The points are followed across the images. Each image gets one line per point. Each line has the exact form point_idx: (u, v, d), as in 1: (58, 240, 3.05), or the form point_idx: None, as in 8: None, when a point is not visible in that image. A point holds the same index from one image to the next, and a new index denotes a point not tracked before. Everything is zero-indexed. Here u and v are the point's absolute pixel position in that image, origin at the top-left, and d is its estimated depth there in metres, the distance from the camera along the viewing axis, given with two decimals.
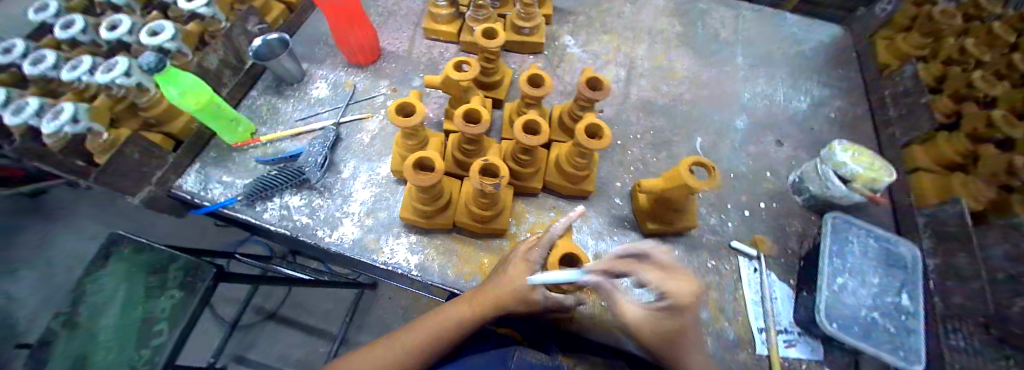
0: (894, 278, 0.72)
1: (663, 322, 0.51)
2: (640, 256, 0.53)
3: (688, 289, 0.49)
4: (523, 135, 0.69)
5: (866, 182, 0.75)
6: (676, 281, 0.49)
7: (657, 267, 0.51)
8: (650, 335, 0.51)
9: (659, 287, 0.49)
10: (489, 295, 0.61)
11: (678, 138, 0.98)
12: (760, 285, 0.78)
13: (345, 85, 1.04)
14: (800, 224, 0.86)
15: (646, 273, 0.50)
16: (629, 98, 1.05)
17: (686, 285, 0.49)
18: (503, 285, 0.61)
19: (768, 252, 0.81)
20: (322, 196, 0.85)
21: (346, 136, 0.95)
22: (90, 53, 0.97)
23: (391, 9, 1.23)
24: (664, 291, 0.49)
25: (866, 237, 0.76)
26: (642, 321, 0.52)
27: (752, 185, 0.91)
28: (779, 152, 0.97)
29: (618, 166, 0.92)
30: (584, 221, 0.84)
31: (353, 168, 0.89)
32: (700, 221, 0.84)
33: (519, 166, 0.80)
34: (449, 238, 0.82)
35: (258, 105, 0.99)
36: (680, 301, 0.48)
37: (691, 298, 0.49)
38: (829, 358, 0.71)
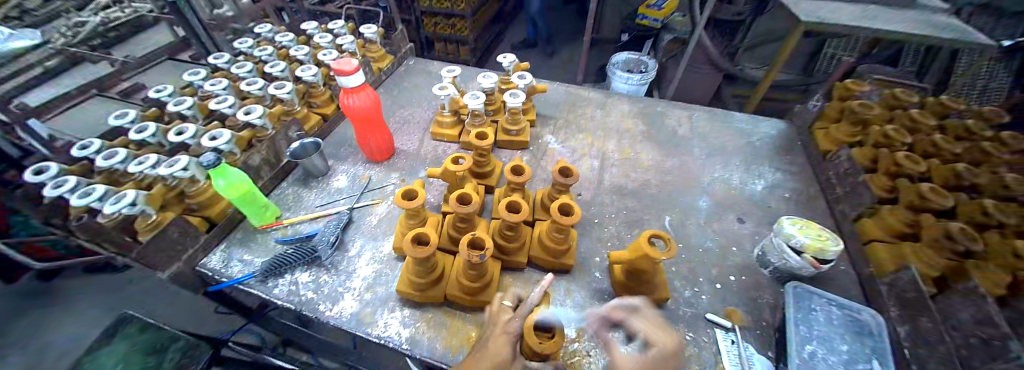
0: (862, 346, 0.76)
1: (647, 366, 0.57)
2: (632, 310, 0.68)
3: (665, 334, 0.62)
4: (506, 213, 0.83)
5: (816, 252, 0.84)
6: (660, 333, 0.62)
7: (649, 318, 0.65)
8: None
9: (646, 331, 0.63)
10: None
11: (649, 217, 1.10)
12: (739, 358, 0.79)
13: (361, 178, 1.20)
14: (770, 295, 0.91)
15: (639, 321, 0.64)
16: (603, 183, 1.20)
17: (669, 336, 0.62)
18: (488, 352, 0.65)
19: (742, 323, 0.85)
20: (329, 273, 0.93)
21: (357, 219, 1.07)
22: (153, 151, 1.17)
23: (405, 116, 1.49)
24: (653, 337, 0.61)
25: (828, 306, 0.82)
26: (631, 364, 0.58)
27: (720, 258, 0.99)
28: (743, 229, 1.07)
29: (596, 242, 1.02)
30: (568, 295, 0.91)
31: (360, 247, 1.00)
32: (675, 293, 0.91)
33: (505, 241, 0.91)
34: (442, 311, 0.88)
35: (286, 193, 1.14)
36: (665, 342, 0.61)
37: (673, 346, 0.60)
38: None
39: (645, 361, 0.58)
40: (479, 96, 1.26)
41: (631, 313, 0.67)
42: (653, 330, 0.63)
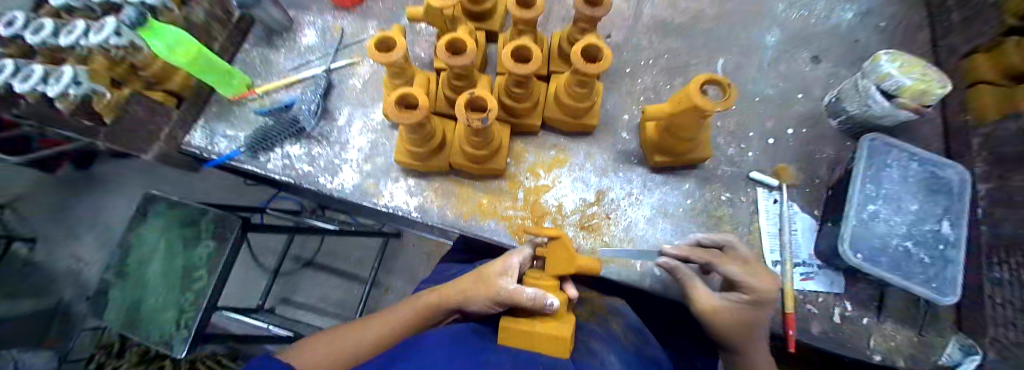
0: (936, 205, 0.66)
1: (737, 314, 0.54)
2: (727, 249, 0.60)
3: (768, 284, 0.54)
4: (511, 62, 0.64)
5: (915, 95, 0.63)
6: (760, 279, 0.54)
7: (739, 263, 0.56)
8: (729, 331, 0.55)
9: (740, 280, 0.54)
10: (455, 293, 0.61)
11: (696, 61, 0.87)
12: (779, 217, 0.72)
13: (335, 31, 0.98)
14: (832, 151, 0.77)
15: (734, 269, 0.55)
16: (642, 19, 0.92)
17: (768, 280, 0.54)
18: (473, 277, 0.60)
19: (792, 181, 0.74)
20: (320, 145, 0.84)
21: (339, 81, 0.91)
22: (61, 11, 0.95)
23: None
24: (755, 287, 0.53)
25: (906, 161, 0.69)
26: (719, 312, 0.55)
27: (780, 109, 0.81)
28: (816, 71, 0.85)
29: (626, 97, 0.85)
30: (588, 159, 0.80)
31: (349, 115, 0.87)
32: (717, 153, 0.77)
33: (513, 100, 0.75)
34: (449, 180, 0.80)
35: (252, 58, 0.97)
36: (761, 292, 0.53)
37: (773, 295, 0.53)
38: (851, 291, 0.68)
39: (732, 312, 0.54)
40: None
41: (718, 256, 0.59)
42: (753, 277, 0.54)
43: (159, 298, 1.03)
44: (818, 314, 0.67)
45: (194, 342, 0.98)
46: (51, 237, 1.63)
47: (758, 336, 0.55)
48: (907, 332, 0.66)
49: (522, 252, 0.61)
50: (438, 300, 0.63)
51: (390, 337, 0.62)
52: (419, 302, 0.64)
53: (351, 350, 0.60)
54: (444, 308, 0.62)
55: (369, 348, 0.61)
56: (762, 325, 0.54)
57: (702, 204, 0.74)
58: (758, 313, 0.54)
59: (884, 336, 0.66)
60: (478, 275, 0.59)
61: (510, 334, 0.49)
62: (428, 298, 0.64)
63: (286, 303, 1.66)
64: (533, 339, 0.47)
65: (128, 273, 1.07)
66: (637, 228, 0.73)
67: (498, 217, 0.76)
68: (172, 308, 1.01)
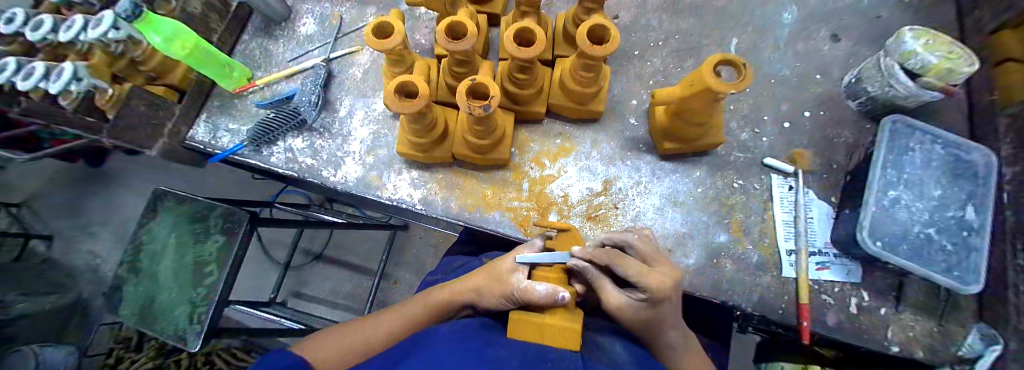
0: (959, 190, 0.63)
1: (642, 312, 0.50)
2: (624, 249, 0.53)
3: (668, 276, 0.48)
4: (512, 47, 0.62)
5: (940, 75, 0.61)
6: (648, 275, 0.47)
7: (635, 260, 0.49)
8: (628, 320, 0.50)
9: (633, 281, 0.48)
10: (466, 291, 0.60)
11: (708, 42, 0.84)
12: (794, 204, 0.69)
13: (332, 19, 0.95)
14: (850, 134, 0.74)
15: (624, 265, 0.48)
16: None
17: (660, 277, 0.47)
18: (484, 274, 0.59)
19: (807, 167, 0.72)
20: (323, 138, 0.82)
21: (339, 71, 0.89)
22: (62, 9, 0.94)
23: None
24: (642, 284, 0.47)
25: (930, 144, 0.65)
26: (624, 310, 0.50)
27: (796, 92, 0.78)
28: (834, 50, 0.81)
29: (634, 81, 0.82)
30: (594, 147, 0.78)
31: (350, 106, 0.86)
32: (730, 138, 0.75)
33: (517, 87, 0.73)
34: (452, 171, 0.79)
35: (252, 48, 0.95)
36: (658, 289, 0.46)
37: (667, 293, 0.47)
38: (867, 280, 0.66)
39: (632, 307, 0.50)
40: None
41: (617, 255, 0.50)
42: (644, 275, 0.47)
43: (171, 294, 1.05)
44: (834, 305, 0.65)
45: (207, 336, 0.99)
46: (67, 233, 1.66)
47: (665, 331, 0.51)
48: (926, 322, 0.64)
49: (534, 247, 0.59)
50: (448, 296, 0.62)
51: (399, 333, 0.61)
52: (428, 298, 0.63)
53: (359, 347, 0.60)
54: (454, 304, 0.62)
55: (377, 344, 0.61)
56: (667, 320, 0.49)
57: (714, 193, 0.72)
58: (661, 311, 0.49)
59: (902, 326, 0.64)
60: (489, 271, 0.59)
61: (519, 329, 0.48)
62: (437, 294, 0.63)
63: (297, 296, 1.68)
64: (540, 332, 0.46)
65: (141, 269, 1.09)
66: (645, 217, 0.71)
67: (503, 208, 0.75)
68: (183, 305, 1.03)
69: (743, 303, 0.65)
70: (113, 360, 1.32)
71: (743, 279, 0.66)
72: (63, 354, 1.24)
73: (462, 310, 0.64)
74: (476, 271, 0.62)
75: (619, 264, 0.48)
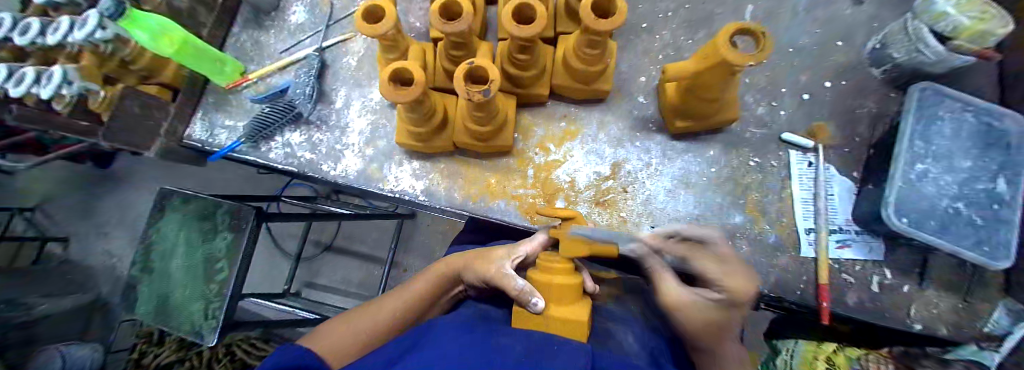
0: (993, 159, 0.60)
1: (708, 313, 0.47)
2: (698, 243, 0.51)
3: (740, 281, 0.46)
4: (511, 25, 0.58)
5: (971, 38, 0.56)
6: (731, 277, 0.45)
7: (713, 257, 0.49)
8: (694, 323, 0.47)
9: (718, 278, 0.46)
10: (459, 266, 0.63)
11: (721, 10, 0.78)
12: (813, 181, 0.66)
13: (323, 5, 0.91)
14: (874, 104, 0.70)
15: (703, 261, 0.48)
16: None
17: (742, 278, 0.46)
18: (476, 258, 0.60)
19: (828, 141, 0.68)
20: (320, 130, 0.80)
21: (333, 60, 0.86)
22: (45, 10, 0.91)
23: None
24: (727, 283, 0.45)
25: (962, 112, 0.61)
26: (690, 308, 0.48)
27: (816, 60, 0.73)
28: (858, 12, 0.75)
29: (642, 57, 0.77)
30: (601, 129, 0.75)
31: (346, 96, 0.83)
32: (745, 114, 0.70)
33: (517, 69, 0.69)
34: (454, 160, 0.76)
35: (243, 41, 0.91)
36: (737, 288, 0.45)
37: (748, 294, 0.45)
38: (891, 258, 0.63)
39: (699, 305, 0.47)
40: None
41: (694, 251, 0.50)
42: (726, 275, 0.46)
43: (185, 291, 1.06)
44: (855, 284, 0.63)
45: (223, 331, 1.01)
46: (84, 234, 1.69)
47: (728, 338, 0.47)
48: (951, 299, 0.62)
49: (535, 240, 0.59)
50: (444, 275, 0.64)
51: (405, 313, 0.61)
52: (429, 276, 0.65)
53: (368, 330, 0.58)
54: (449, 282, 0.65)
55: (384, 326, 0.59)
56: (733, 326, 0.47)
57: (729, 172, 0.69)
58: (732, 313, 0.47)
59: (926, 305, 0.62)
60: (482, 256, 0.60)
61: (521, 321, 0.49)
62: (437, 274, 0.64)
63: (310, 287, 1.70)
64: (544, 321, 0.47)
65: (154, 269, 1.10)
66: (656, 200, 0.69)
67: (508, 197, 0.73)
68: (197, 301, 1.04)
69: (760, 284, 0.63)
70: (138, 356, 1.36)
71: (761, 262, 0.64)
72: (89, 351, 1.28)
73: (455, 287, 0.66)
74: (467, 254, 0.64)
75: (702, 259, 0.49)
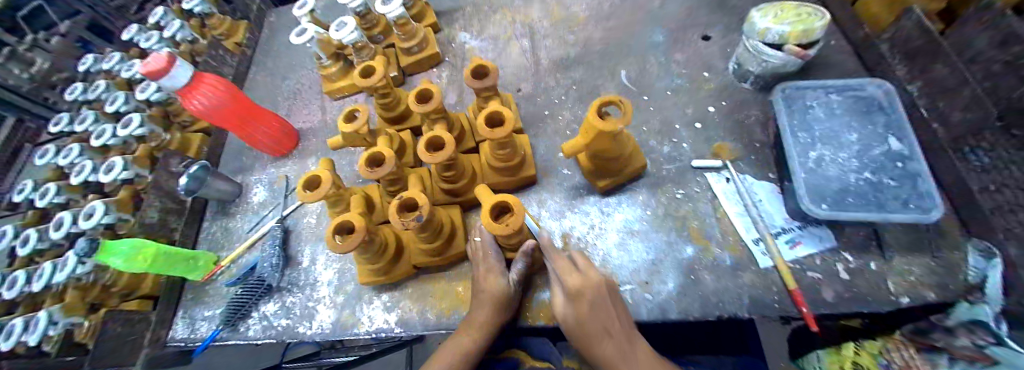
0: (877, 125, 0.66)
1: (571, 317, 0.59)
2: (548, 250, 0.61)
3: (594, 278, 0.57)
4: (425, 156, 0.68)
5: (799, 38, 0.67)
6: (568, 276, 0.57)
7: (566, 262, 0.59)
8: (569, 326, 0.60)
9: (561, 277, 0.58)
10: (486, 314, 0.66)
11: (603, 81, 0.93)
12: (738, 194, 0.71)
13: (280, 180, 1.02)
14: (759, 111, 0.79)
15: (554, 263, 0.59)
16: (541, 65, 1.00)
17: (579, 275, 0.56)
18: (490, 305, 0.66)
19: (733, 156, 0.75)
20: (293, 293, 0.83)
21: (295, 225, 0.93)
22: (28, 262, 0.99)
23: (294, 81, 1.20)
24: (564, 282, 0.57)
25: (825, 96, 0.71)
26: (565, 315, 0.60)
27: (693, 94, 0.85)
28: (709, 48, 0.91)
29: (555, 136, 0.88)
30: (542, 206, 0.81)
31: (311, 254, 0.87)
32: (652, 155, 0.79)
33: (449, 183, 0.79)
34: (420, 282, 0.79)
35: (214, 232, 0.98)
36: (580, 289, 0.56)
37: (582, 290, 0.56)
38: (842, 240, 0.64)
39: (568, 312, 0.59)
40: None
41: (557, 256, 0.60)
42: (564, 273, 0.57)
43: None
44: (824, 277, 0.62)
45: None
46: None
47: (595, 338, 0.57)
48: (920, 260, 0.61)
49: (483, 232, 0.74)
50: (481, 333, 0.66)
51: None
52: (471, 330, 0.67)
53: None
54: (489, 336, 0.66)
55: None
56: (588, 324, 0.56)
57: (663, 209, 0.73)
58: (582, 310, 0.56)
59: (900, 274, 0.60)
60: (488, 291, 0.67)
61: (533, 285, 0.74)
62: (470, 333, 0.67)
63: None
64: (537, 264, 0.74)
65: None
66: (612, 260, 0.70)
67: None
68: None
69: (738, 310, 0.61)
70: None
71: (727, 286, 0.64)
72: None
73: (491, 341, 0.67)
74: (474, 306, 0.68)
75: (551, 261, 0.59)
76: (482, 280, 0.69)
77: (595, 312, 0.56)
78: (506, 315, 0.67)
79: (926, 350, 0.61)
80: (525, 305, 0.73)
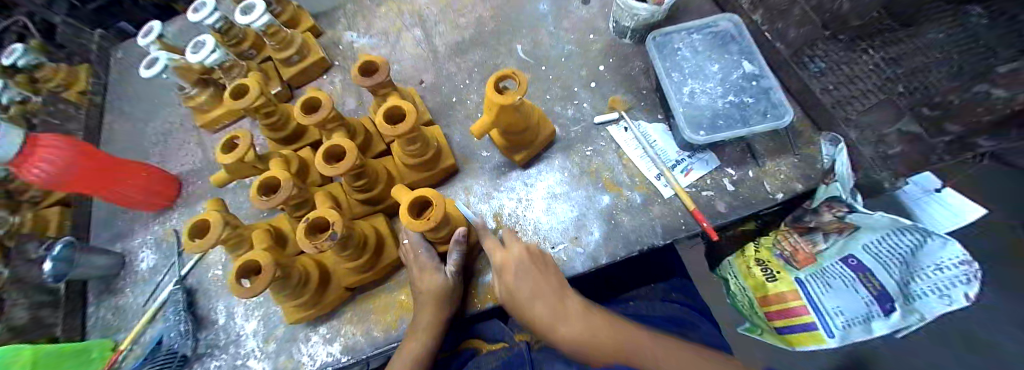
0: (732, 52, 0.74)
1: (501, 288, 0.64)
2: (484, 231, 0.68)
3: (516, 251, 0.61)
4: (324, 171, 0.63)
5: None
6: (500, 254, 0.62)
7: (493, 240, 0.65)
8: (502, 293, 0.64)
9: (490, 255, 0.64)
10: (428, 313, 0.65)
11: (501, 57, 0.94)
12: (636, 139, 0.76)
13: (171, 237, 0.89)
14: (641, 59, 0.86)
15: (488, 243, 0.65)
16: (437, 53, 0.98)
17: (509, 251, 0.62)
18: (432, 302, 0.65)
19: (628, 105, 0.81)
20: (216, 356, 0.74)
21: (198, 283, 0.82)
22: None
23: (166, 122, 1.05)
24: (494, 260, 0.63)
25: (690, 34, 0.78)
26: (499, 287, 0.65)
27: (584, 54, 0.89)
28: (590, 9, 0.96)
29: (465, 122, 0.88)
30: (466, 194, 0.80)
31: (226, 309, 0.78)
32: (560, 119, 0.82)
33: (362, 193, 0.75)
34: (358, 302, 0.74)
35: (103, 317, 0.84)
36: (504, 263, 0.61)
37: (510, 262, 0.61)
38: (727, 158, 0.72)
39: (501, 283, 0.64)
40: (205, 3, 0.87)
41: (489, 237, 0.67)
42: (494, 251, 0.63)
43: None
44: (716, 193, 0.69)
45: None
46: None
47: (529, 303, 0.60)
48: (785, 161, 0.71)
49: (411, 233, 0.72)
50: (430, 333, 0.65)
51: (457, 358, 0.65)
52: (420, 335, 0.65)
53: None
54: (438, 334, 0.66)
55: None
56: (516, 289, 0.61)
57: (576, 168, 0.77)
58: (508, 279, 0.61)
59: (772, 175, 0.70)
60: (426, 291, 0.65)
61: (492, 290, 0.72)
62: (418, 336, 0.65)
63: None
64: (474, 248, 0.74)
65: None
66: (542, 226, 0.73)
67: None
68: None
69: (654, 238, 0.67)
70: None
71: (643, 221, 0.69)
72: None
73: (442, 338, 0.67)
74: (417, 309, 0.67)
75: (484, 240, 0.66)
76: (419, 280, 0.67)
77: (527, 274, 0.60)
78: (450, 308, 0.67)
79: (805, 232, 0.71)
80: (470, 292, 0.73)
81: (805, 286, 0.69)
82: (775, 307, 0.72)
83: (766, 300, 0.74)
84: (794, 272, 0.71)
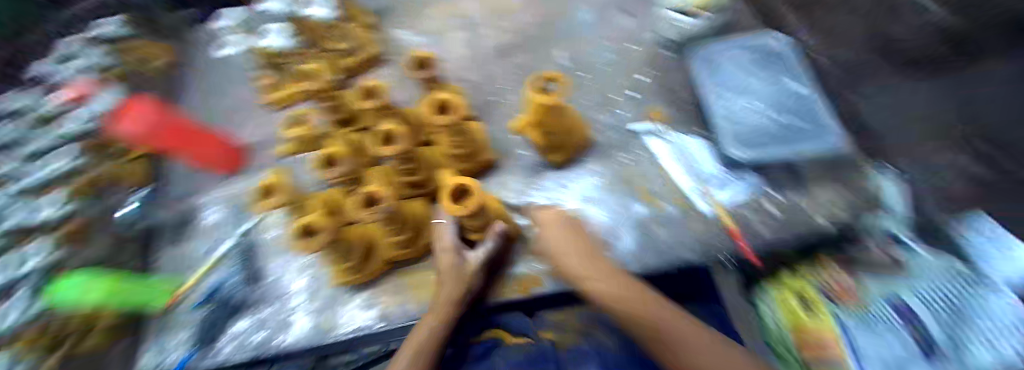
0: None
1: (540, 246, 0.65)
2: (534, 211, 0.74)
3: (553, 213, 0.66)
4: (379, 151, 0.69)
5: None
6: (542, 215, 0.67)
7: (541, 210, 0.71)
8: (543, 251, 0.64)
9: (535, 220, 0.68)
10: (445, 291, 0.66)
11: (544, 61, 0.98)
12: (677, 151, 0.78)
13: (233, 200, 0.98)
14: (684, 74, 0.87)
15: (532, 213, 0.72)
16: (482, 53, 1.03)
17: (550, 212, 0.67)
18: (452, 282, 0.66)
19: (668, 118, 0.83)
20: (265, 308, 0.80)
21: (257, 242, 0.91)
22: None
23: (235, 97, 1.17)
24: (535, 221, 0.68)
25: None
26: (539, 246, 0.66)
27: (626, 66, 0.92)
28: (633, 24, 0.99)
29: (505, 120, 0.92)
30: (501, 188, 0.85)
31: (279, 268, 0.86)
32: (599, 125, 0.85)
33: (408, 176, 0.80)
34: (394, 276, 0.80)
35: (168, 264, 0.92)
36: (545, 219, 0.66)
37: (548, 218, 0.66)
38: (770, 179, 0.72)
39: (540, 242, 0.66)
40: None
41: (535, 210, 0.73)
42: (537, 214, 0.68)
43: None
44: (758, 214, 0.69)
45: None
46: None
47: (563, 253, 0.60)
48: (831, 188, 0.69)
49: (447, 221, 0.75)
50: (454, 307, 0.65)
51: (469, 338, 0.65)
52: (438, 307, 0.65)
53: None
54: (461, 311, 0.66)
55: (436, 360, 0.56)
56: (549, 241, 0.63)
57: (612, 173, 0.79)
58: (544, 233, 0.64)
59: (820, 202, 0.67)
60: (447, 271, 0.68)
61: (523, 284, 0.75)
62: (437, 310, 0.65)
63: None
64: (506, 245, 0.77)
65: None
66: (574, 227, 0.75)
67: None
68: None
69: (689, 254, 0.65)
70: None
71: (683, 236, 0.67)
72: None
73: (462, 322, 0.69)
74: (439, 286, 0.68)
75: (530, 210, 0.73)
76: (440, 263, 0.70)
77: (559, 228, 0.63)
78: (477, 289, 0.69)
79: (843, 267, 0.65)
80: (499, 282, 0.76)
81: (843, 328, 0.55)
82: (814, 347, 0.55)
83: (807, 344, 0.56)
84: (836, 310, 0.57)
